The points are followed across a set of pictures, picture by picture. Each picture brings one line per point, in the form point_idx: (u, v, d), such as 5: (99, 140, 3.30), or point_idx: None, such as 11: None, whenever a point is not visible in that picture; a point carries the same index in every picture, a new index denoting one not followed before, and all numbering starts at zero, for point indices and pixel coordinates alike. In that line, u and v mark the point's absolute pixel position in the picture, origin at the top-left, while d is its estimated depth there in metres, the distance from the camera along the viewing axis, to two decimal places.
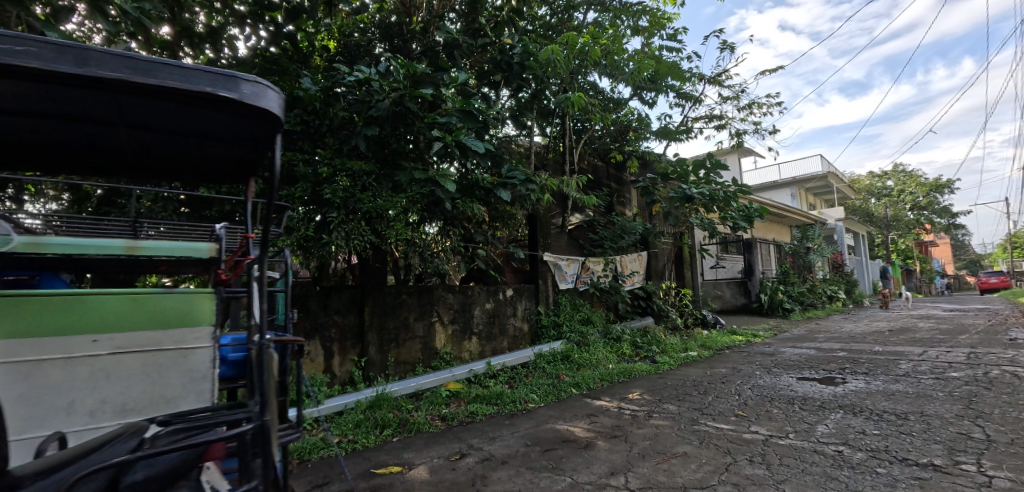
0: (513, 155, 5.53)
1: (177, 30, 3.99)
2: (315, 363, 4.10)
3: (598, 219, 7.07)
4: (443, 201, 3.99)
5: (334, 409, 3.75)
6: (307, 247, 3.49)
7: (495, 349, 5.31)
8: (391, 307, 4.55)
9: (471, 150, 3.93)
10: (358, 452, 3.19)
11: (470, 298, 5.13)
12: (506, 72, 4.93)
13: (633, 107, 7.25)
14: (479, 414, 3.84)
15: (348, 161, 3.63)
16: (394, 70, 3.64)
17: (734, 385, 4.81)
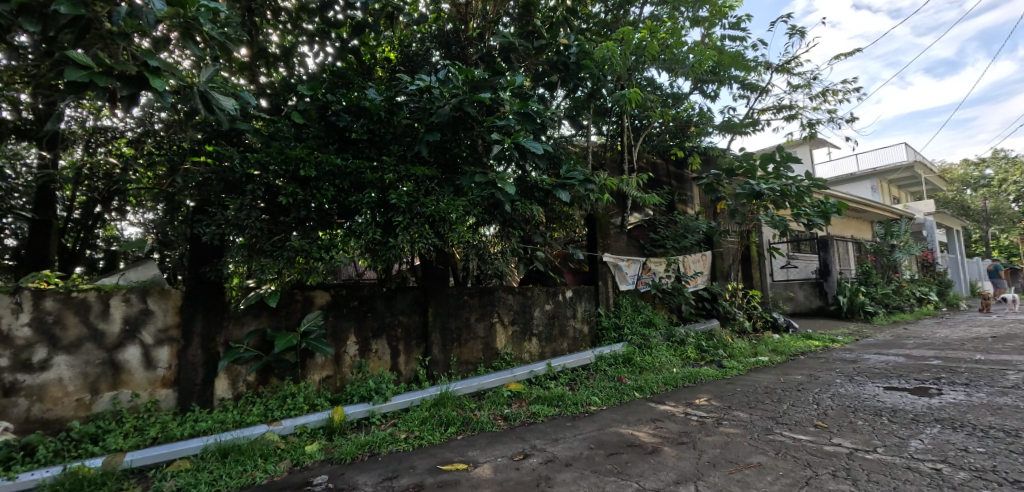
0: (571, 155, 5.49)
1: (256, 52, 4.37)
2: (382, 361, 4.32)
3: (660, 218, 6.90)
4: (502, 204, 4.03)
5: (400, 406, 3.91)
6: (375, 251, 3.64)
7: (555, 350, 5.29)
8: (453, 308, 4.66)
9: (529, 152, 3.93)
10: (425, 448, 3.29)
11: (530, 299, 5.14)
12: (563, 73, 4.90)
13: (693, 101, 6.98)
14: (541, 415, 3.83)
15: (411, 167, 3.76)
16: (453, 77, 3.73)
17: (812, 393, 4.48)
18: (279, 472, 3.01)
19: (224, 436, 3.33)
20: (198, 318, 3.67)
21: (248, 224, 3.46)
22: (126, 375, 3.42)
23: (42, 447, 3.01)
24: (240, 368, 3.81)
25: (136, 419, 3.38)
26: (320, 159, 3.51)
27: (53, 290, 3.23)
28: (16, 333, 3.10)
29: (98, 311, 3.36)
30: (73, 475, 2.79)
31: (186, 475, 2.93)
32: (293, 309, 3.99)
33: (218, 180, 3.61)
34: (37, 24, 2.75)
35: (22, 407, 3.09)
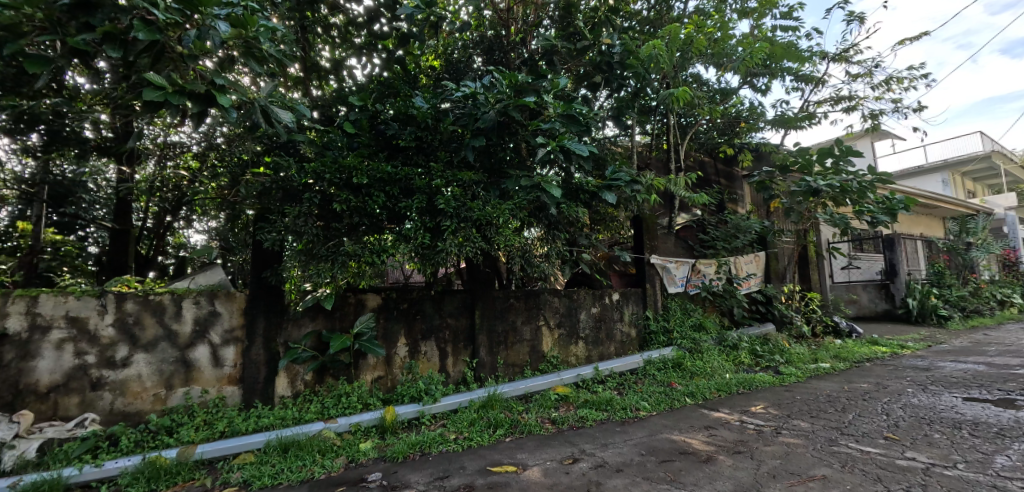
0: (615, 156, 5.41)
1: (309, 67, 4.61)
2: (431, 363, 4.41)
3: (709, 219, 6.69)
4: (548, 207, 4.02)
5: (449, 407, 3.97)
6: (424, 255, 3.72)
7: (602, 354, 5.21)
8: (499, 311, 4.70)
9: (575, 154, 3.90)
10: (474, 450, 3.33)
11: (576, 302, 5.10)
12: (607, 73, 4.85)
13: (742, 96, 6.71)
14: (590, 419, 3.79)
15: (458, 172, 3.84)
16: (498, 82, 3.77)
17: (880, 403, 4.19)
18: (336, 468, 3.13)
19: (285, 431, 3.51)
20: (260, 320, 3.88)
21: (304, 230, 3.59)
22: (196, 372, 3.68)
23: (125, 437, 3.29)
24: (299, 368, 3.99)
25: (206, 414, 3.61)
26: (371, 166, 3.63)
27: (133, 293, 3.55)
28: (102, 333, 3.44)
29: (172, 312, 3.64)
30: (152, 464, 3.03)
31: (251, 468, 3.11)
32: (346, 312, 4.15)
33: (278, 189, 3.73)
34: (120, 49, 2.98)
35: (108, 400, 3.42)
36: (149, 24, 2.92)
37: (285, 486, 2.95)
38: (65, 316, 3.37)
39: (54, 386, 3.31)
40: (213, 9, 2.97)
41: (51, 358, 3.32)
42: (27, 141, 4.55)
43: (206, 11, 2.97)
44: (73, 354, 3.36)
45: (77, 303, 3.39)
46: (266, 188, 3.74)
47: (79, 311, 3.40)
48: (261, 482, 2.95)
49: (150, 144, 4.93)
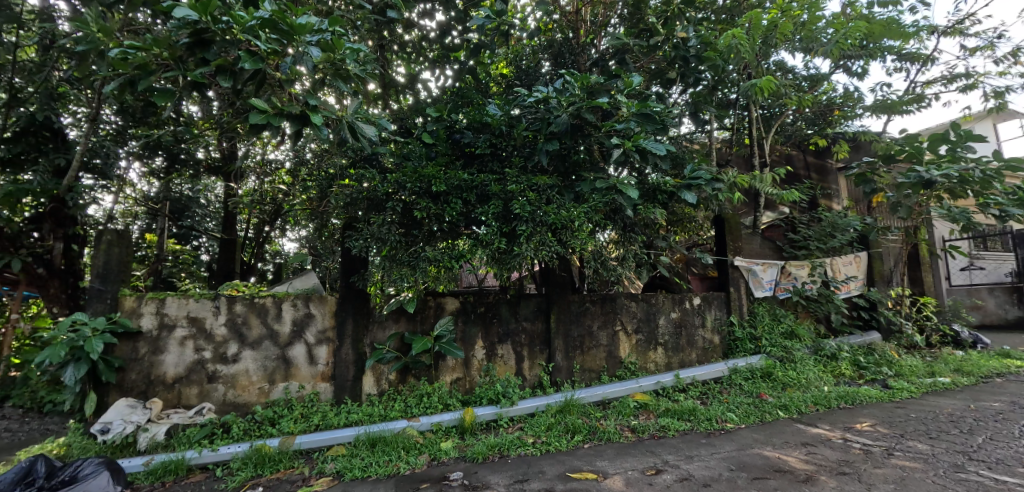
0: (693, 153, 5.17)
1: (388, 83, 4.91)
2: (507, 366, 4.47)
3: (799, 217, 6.20)
4: (625, 209, 3.94)
5: (527, 411, 4.00)
6: (499, 259, 3.79)
7: (683, 361, 4.99)
8: (575, 315, 4.66)
9: (652, 153, 3.79)
10: (552, 455, 3.33)
11: (655, 307, 4.93)
12: (682, 68, 4.67)
13: (834, 82, 6.15)
14: (672, 429, 3.67)
15: (533, 177, 3.86)
16: (570, 85, 3.75)
17: (1020, 425, 3.62)
18: (419, 465, 3.27)
19: (372, 427, 3.70)
20: (349, 322, 4.12)
21: (388, 237, 3.78)
22: (294, 368, 4.00)
23: (236, 425, 3.67)
24: (384, 367, 4.21)
25: (303, 407, 3.91)
26: (449, 174, 3.76)
27: (242, 296, 3.94)
28: (216, 331, 3.86)
29: (273, 314, 3.99)
30: (258, 451, 3.37)
31: (343, 460, 3.33)
32: (427, 315, 4.31)
33: (364, 200, 3.96)
34: (230, 79, 3.29)
35: (221, 391, 3.84)
36: (253, 55, 3.19)
37: (373, 479, 3.13)
38: (186, 316, 3.83)
39: (178, 378, 3.78)
40: (306, 36, 3.21)
41: (176, 353, 3.79)
42: (153, 163, 5.52)
43: (300, 38, 3.20)
44: (193, 350, 3.82)
45: (196, 305, 3.84)
46: (353, 198, 3.97)
47: (198, 312, 3.84)
48: (353, 474, 3.16)
49: (251, 163, 5.49)
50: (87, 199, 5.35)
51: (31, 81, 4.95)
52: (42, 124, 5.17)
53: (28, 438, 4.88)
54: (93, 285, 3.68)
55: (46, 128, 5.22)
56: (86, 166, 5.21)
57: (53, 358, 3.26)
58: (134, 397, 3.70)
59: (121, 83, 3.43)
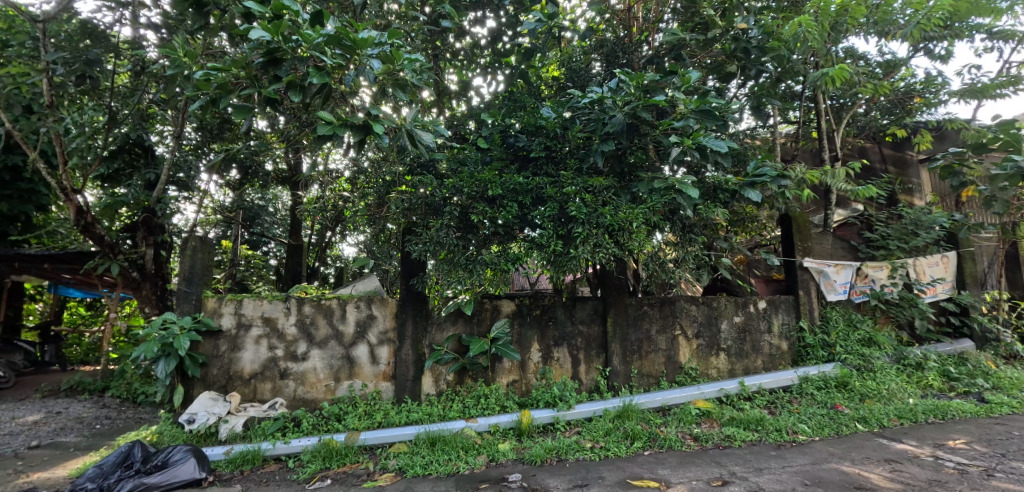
0: (755, 149, 4.94)
1: (441, 91, 5.09)
2: (564, 369, 4.45)
3: (875, 214, 5.76)
4: (686, 209, 3.83)
5: (584, 415, 3.96)
6: (555, 261, 3.79)
7: (748, 368, 4.76)
8: (633, 319, 4.57)
9: (712, 151, 3.68)
10: (612, 461, 3.30)
11: (716, 311, 4.74)
12: (743, 61, 4.49)
13: (913, 67, 5.70)
14: (738, 439, 3.54)
15: (589, 179, 3.84)
16: (625, 84, 3.69)
17: None
18: (478, 465, 3.32)
19: (431, 426, 3.79)
20: (409, 323, 4.25)
21: (445, 241, 3.86)
22: (358, 367, 4.18)
23: (306, 420, 3.89)
24: (442, 368, 4.30)
25: (366, 405, 4.08)
26: (505, 178, 3.80)
27: (310, 297, 4.17)
28: (288, 331, 4.11)
29: (338, 315, 4.19)
30: (327, 445, 3.55)
31: (405, 457, 3.44)
32: (484, 317, 4.37)
33: (423, 205, 4.07)
34: (299, 94, 3.45)
35: (292, 388, 4.07)
36: (321, 70, 3.34)
37: (435, 477, 3.22)
38: (261, 316, 4.10)
39: (254, 374, 4.05)
40: (368, 50, 3.34)
41: (252, 351, 4.07)
42: (230, 175, 5.97)
43: (362, 52, 3.34)
44: (267, 348, 4.08)
45: (269, 306, 4.10)
46: (411, 204, 4.10)
47: (271, 313, 4.10)
48: (415, 471, 3.26)
49: (316, 172, 5.82)
50: (173, 208, 5.88)
51: (126, 104, 5.49)
52: (136, 142, 5.89)
53: (126, 425, 5.41)
54: (180, 288, 4.04)
55: (138, 146, 5.94)
56: (172, 179, 5.72)
57: (147, 352, 3.62)
58: (215, 391, 4.00)
59: (205, 102, 3.74)
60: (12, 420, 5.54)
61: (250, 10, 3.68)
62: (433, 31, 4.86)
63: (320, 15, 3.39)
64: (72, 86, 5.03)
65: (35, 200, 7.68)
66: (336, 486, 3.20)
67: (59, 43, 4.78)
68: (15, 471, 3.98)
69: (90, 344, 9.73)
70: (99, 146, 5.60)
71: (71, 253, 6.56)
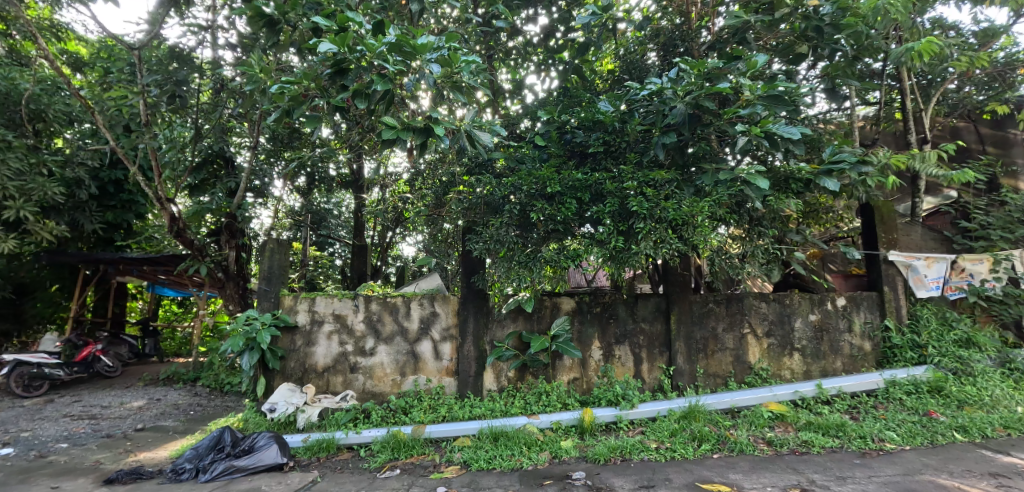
0: (830, 135, 4.61)
1: (496, 91, 5.18)
2: (626, 368, 4.38)
3: (972, 201, 5.20)
4: (755, 201, 3.65)
5: (648, 414, 3.87)
6: (617, 258, 3.73)
7: (825, 370, 4.46)
8: (697, 316, 4.43)
9: (784, 138, 3.48)
10: (678, 463, 3.21)
11: (789, 308, 4.47)
12: (814, 41, 4.20)
13: (1016, 34, 5.09)
14: (816, 445, 3.32)
15: (650, 173, 3.75)
16: (686, 73, 3.57)
17: None
18: (541, 461, 3.34)
19: (494, 422, 3.85)
20: (471, 320, 4.34)
21: (505, 240, 3.91)
22: (422, 363, 4.32)
23: (375, 412, 4.09)
24: (503, 365, 4.37)
25: (430, 399, 4.22)
26: (563, 175, 3.80)
27: (377, 296, 4.36)
28: (357, 327, 4.33)
29: (403, 312, 4.36)
30: (394, 436, 3.70)
31: (470, 451, 3.53)
32: (543, 314, 4.39)
33: (482, 204, 4.14)
34: (365, 100, 3.63)
35: (361, 381, 4.29)
36: (384, 77, 3.47)
37: (499, 471, 3.28)
38: (333, 313, 4.34)
39: (327, 367, 4.30)
40: (426, 55, 3.42)
41: (324, 345, 4.32)
42: (300, 182, 6.37)
43: (421, 57, 3.43)
44: (338, 343, 4.32)
45: (339, 304, 4.34)
46: (471, 203, 4.19)
47: (341, 310, 4.34)
48: (479, 465, 3.33)
49: (378, 175, 6.10)
50: (251, 213, 6.37)
51: (208, 119, 5.98)
52: (218, 154, 6.44)
53: (215, 412, 5.95)
54: (260, 287, 4.39)
55: (220, 158, 6.49)
56: (249, 187, 6.20)
57: (234, 346, 3.95)
58: (293, 382, 4.29)
59: (281, 113, 4.00)
60: (122, 405, 6.25)
61: (318, 25, 3.90)
62: (487, 32, 4.95)
63: (381, 24, 3.52)
64: (164, 105, 5.54)
65: (135, 209, 8.55)
66: (405, 476, 3.34)
67: (152, 67, 5.28)
68: (126, 450, 4.48)
69: (182, 337, 10.76)
70: (188, 159, 6.17)
71: (166, 256, 7.28)
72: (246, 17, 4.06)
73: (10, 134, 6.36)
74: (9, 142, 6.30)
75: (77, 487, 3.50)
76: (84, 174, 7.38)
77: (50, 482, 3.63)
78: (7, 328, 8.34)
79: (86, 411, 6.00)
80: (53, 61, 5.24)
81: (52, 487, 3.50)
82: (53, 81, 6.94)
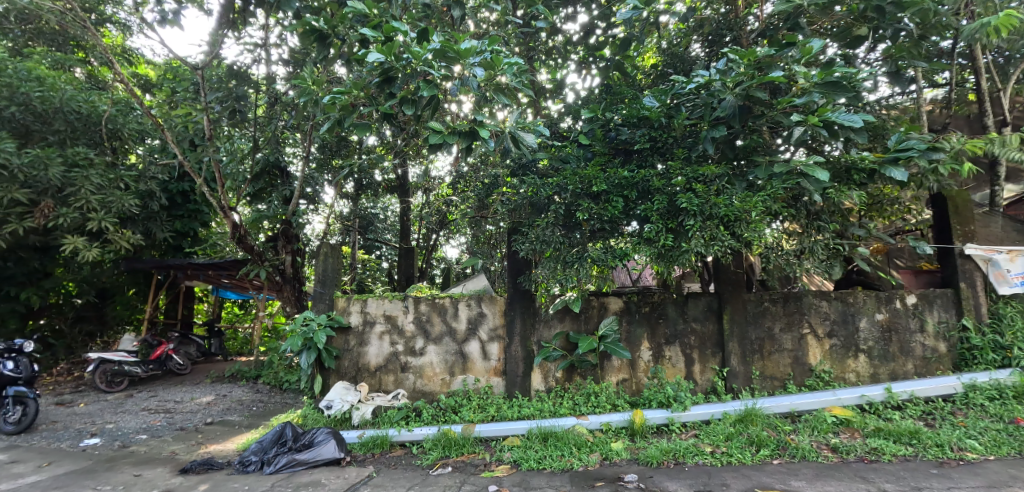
0: (894, 121, 4.31)
1: (537, 91, 5.20)
2: (677, 369, 4.27)
3: None
4: (814, 195, 3.47)
5: (701, 417, 3.77)
6: (665, 256, 3.64)
7: (895, 373, 4.17)
8: (752, 316, 4.25)
9: (844, 127, 3.29)
10: (736, 468, 3.10)
11: (853, 307, 4.21)
12: (876, 22, 3.95)
13: None
14: (887, 453, 3.12)
15: (699, 168, 3.65)
16: (734, 63, 3.43)
17: None
18: (592, 463, 3.32)
19: (543, 422, 3.85)
20: (518, 320, 4.37)
21: (551, 240, 3.91)
22: (471, 363, 4.39)
23: (426, 411, 4.19)
24: (550, 365, 4.36)
25: (479, 399, 4.28)
26: (609, 173, 3.76)
27: (425, 297, 4.47)
28: (407, 327, 4.45)
29: (451, 313, 4.45)
30: (445, 434, 3.78)
31: (519, 451, 3.55)
32: (591, 314, 4.35)
33: (527, 205, 4.15)
34: (412, 106, 3.72)
35: (412, 380, 4.41)
36: (430, 83, 3.53)
37: (550, 471, 3.28)
38: (384, 314, 4.49)
39: (379, 367, 4.45)
40: (470, 59, 3.46)
41: (376, 345, 4.47)
42: (349, 188, 6.64)
43: (465, 61, 3.48)
44: (389, 343, 4.46)
45: (390, 305, 4.49)
46: (516, 204, 4.21)
47: (392, 311, 4.48)
48: (530, 465, 3.35)
49: (422, 179, 6.26)
50: (305, 219, 6.70)
51: (264, 132, 6.33)
52: (274, 164, 6.80)
53: (276, 408, 6.30)
54: (316, 289, 4.61)
55: (275, 168, 6.85)
56: (303, 194, 6.53)
57: (294, 345, 4.16)
58: (348, 381, 4.47)
59: (332, 123, 4.16)
60: (193, 400, 6.73)
61: (366, 37, 4.05)
62: (527, 33, 4.97)
63: (425, 31, 3.59)
64: (225, 120, 5.92)
65: (200, 218, 9.19)
66: (456, 473, 3.40)
67: (214, 85, 5.65)
68: (198, 442, 4.82)
69: (243, 337, 11.44)
70: (247, 170, 6.55)
71: (229, 261, 7.76)
72: (298, 33, 4.24)
73: (93, 152, 6.97)
74: (91, 160, 6.89)
75: (157, 475, 3.80)
76: (155, 187, 7.99)
77: (134, 470, 3.96)
78: (92, 329, 9.28)
79: (162, 406, 6.51)
80: (129, 85, 5.70)
81: (136, 475, 3.81)
82: (127, 102, 7.54)
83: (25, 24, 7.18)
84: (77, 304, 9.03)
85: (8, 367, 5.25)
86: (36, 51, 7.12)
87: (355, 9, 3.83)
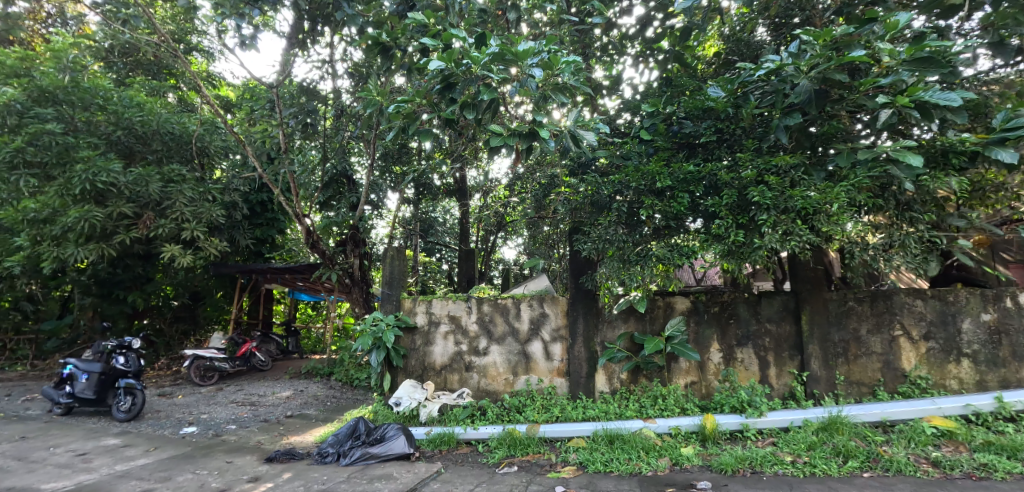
0: (1000, 97, 3.84)
1: (593, 88, 5.14)
2: (750, 372, 4.06)
3: None
4: (905, 182, 3.16)
5: (779, 424, 3.56)
6: (736, 253, 3.46)
7: (1007, 380, 3.70)
8: (835, 316, 3.95)
9: (940, 107, 2.99)
10: (820, 480, 2.90)
11: (954, 307, 3.78)
12: None
13: None
14: (1000, 469, 2.79)
15: (771, 159, 3.45)
16: (808, 45, 3.19)
17: None
18: (661, 468, 3.23)
19: (609, 424, 3.80)
20: (580, 320, 4.34)
21: (614, 239, 3.85)
22: (534, 363, 4.42)
23: (490, 410, 4.28)
24: (614, 366, 4.30)
25: (543, 399, 4.29)
26: (674, 168, 3.65)
27: (487, 298, 4.55)
28: (470, 327, 4.56)
29: (513, 313, 4.50)
30: (510, 434, 3.84)
31: (585, 452, 3.53)
32: (656, 314, 4.24)
33: (588, 204, 4.11)
34: (473, 110, 3.79)
35: (476, 379, 4.50)
36: (489, 87, 3.58)
37: (617, 475, 3.23)
38: (447, 314, 4.62)
39: (444, 366, 4.59)
40: (527, 60, 3.48)
41: (441, 345, 4.61)
42: (409, 193, 6.90)
43: (523, 63, 3.50)
44: (453, 343, 4.58)
45: (453, 305, 4.62)
46: (576, 204, 4.18)
47: (455, 311, 4.61)
48: (596, 467, 3.32)
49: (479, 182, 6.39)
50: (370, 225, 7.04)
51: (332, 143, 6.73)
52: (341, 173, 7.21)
53: (347, 404, 6.67)
54: (384, 291, 4.84)
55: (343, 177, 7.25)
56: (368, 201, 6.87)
57: (365, 344, 4.39)
58: (415, 379, 4.64)
59: (396, 131, 4.35)
60: (274, 395, 7.29)
61: (425, 46, 4.20)
62: (583, 31, 4.93)
63: (483, 36, 3.66)
64: (298, 134, 6.36)
65: (277, 225, 9.93)
66: (522, 472, 3.44)
67: (287, 101, 6.08)
68: (280, 434, 5.21)
69: (315, 336, 12.23)
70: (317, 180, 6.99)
71: (303, 266, 8.33)
72: (363, 47, 4.46)
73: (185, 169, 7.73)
74: (183, 176, 7.64)
75: (247, 462, 4.15)
76: (237, 198, 8.72)
77: (227, 457, 4.36)
78: (186, 328, 10.32)
79: (248, 399, 7.10)
80: (214, 106, 6.25)
81: (228, 461, 4.18)
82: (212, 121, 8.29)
83: (127, 58, 8.09)
84: (174, 306, 10.14)
85: (119, 361, 5.93)
86: (136, 80, 7.99)
87: (416, 20, 3.99)
